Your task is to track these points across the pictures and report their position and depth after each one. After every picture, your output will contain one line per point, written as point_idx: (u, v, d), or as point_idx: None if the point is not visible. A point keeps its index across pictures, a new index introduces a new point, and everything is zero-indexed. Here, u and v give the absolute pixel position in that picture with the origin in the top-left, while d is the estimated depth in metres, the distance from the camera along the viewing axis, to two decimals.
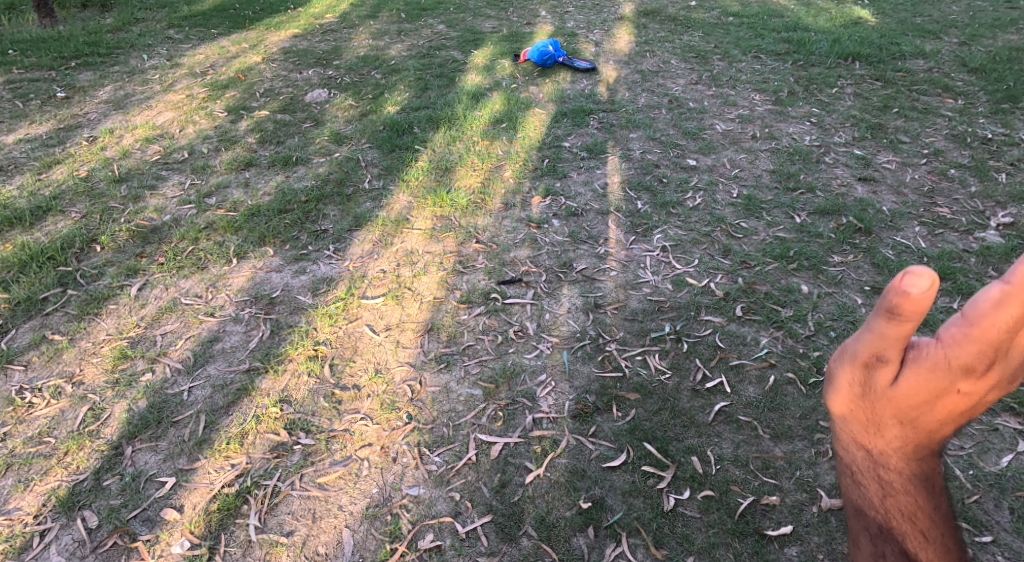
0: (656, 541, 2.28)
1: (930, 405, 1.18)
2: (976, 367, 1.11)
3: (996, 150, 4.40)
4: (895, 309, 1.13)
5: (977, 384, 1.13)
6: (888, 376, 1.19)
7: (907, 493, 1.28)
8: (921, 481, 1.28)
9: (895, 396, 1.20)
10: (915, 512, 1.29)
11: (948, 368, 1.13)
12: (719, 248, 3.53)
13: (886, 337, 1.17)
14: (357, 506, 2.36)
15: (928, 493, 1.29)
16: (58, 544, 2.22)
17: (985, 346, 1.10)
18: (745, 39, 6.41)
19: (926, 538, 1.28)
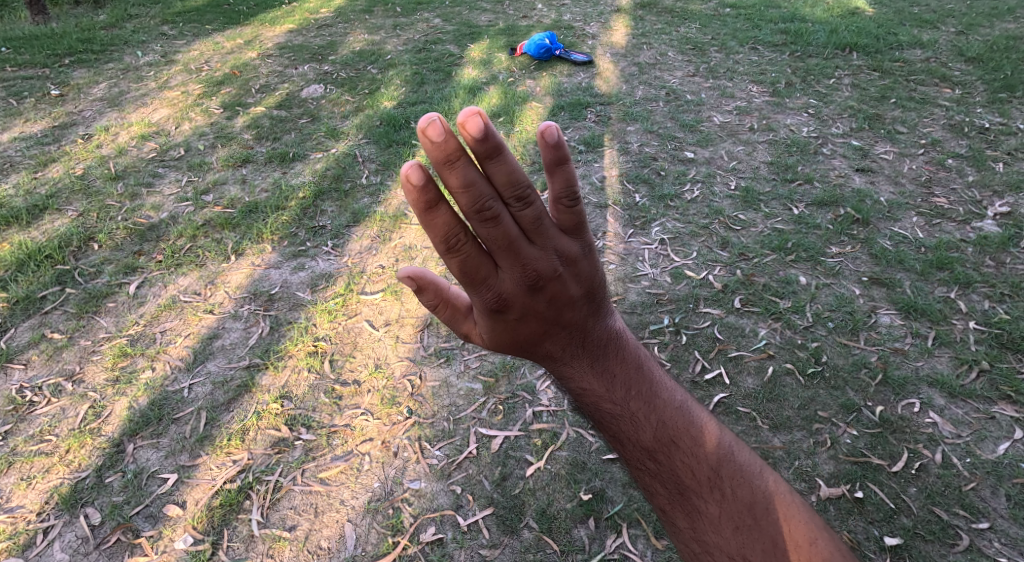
0: (656, 531, 2.30)
1: (520, 332, 1.42)
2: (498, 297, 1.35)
3: (993, 139, 4.41)
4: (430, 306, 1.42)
5: (517, 303, 1.36)
6: (479, 334, 1.45)
7: (597, 401, 1.48)
8: (603, 383, 1.47)
9: (498, 341, 1.45)
10: (618, 412, 1.47)
11: (489, 314, 1.37)
12: (717, 241, 3.53)
13: (449, 315, 1.45)
14: (358, 500, 2.38)
15: (618, 390, 1.48)
16: (62, 541, 2.23)
17: (483, 274, 1.33)
18: (742, 30, 6.39)
19: (637, 427, 1.46)
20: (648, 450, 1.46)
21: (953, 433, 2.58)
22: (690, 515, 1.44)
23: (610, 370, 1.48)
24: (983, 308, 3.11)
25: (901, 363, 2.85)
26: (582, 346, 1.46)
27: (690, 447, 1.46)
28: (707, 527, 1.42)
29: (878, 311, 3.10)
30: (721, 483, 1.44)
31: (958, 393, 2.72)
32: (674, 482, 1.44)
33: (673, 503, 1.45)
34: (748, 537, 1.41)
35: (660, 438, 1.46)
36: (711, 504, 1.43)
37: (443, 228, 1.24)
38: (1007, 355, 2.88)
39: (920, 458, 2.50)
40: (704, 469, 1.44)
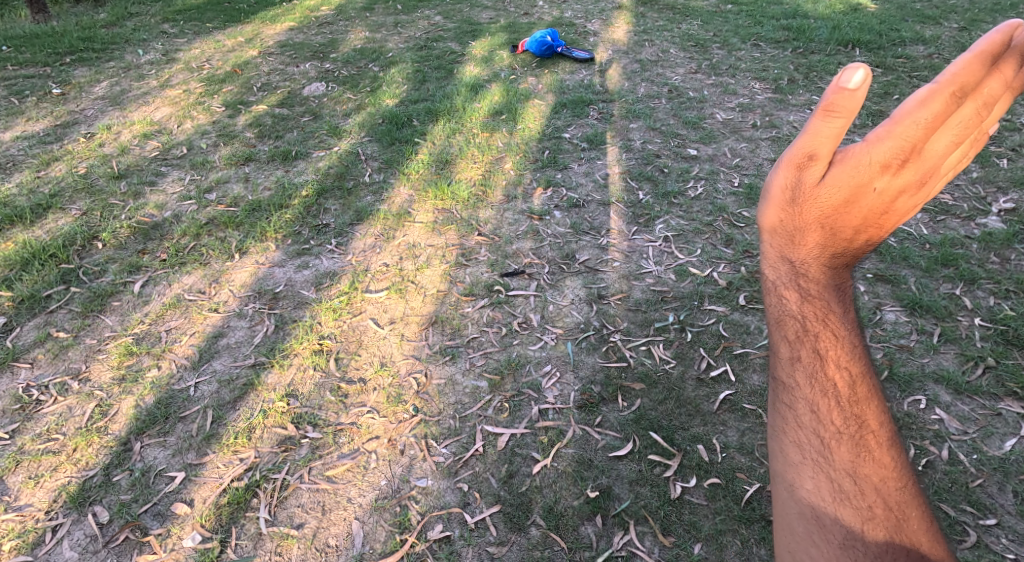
0: (662, 529, 2.30)
1: (859, 200, 1.27)
2: (901, 159, 1.24)
3: (996, 135, 4.40)
4: (832, 102, 1.20)
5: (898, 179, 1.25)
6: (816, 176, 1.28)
7: (829, 319, 1.33)
8: (841, 307, 1.35)
9: (823, 193, 1.28)
10: (837, 338, 1.34)
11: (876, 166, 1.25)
12: (721, 238, 3.53)
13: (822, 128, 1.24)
14: (366, 498, 2.38)
15: (846, 318, 1.35)
16: (71, 539, 2.24)
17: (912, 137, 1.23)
18: (744, 27, 6.38)
19: (848, 359, 1.34)
20: (850, 387, 1.35)
21: (960, 429, 2.58)
22: (856, 457, 1.35)
23: (846, 294, 1.36)
24: (988, 304, 3.11)
25: (906, 360, 2.85)
26: (840, 269, 1.35)
27: (876, 406, 1.38)
28: (867, 473, 1.35)
29: (883, 308, 3.10)
30: (891, 445, 1.39)
31: (964, 390, 2.72)
32: (857, 426, 1.35)
33: (846, 442, 1.35)
34: (897, 499, 1.37)
35: (863, 385, 1.36)
36: (879, 456, 1.36)
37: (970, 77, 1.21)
38: (1013, 351, 2.87)
39: (927, 455, 2.50)
40: (881, 425, 1.38)
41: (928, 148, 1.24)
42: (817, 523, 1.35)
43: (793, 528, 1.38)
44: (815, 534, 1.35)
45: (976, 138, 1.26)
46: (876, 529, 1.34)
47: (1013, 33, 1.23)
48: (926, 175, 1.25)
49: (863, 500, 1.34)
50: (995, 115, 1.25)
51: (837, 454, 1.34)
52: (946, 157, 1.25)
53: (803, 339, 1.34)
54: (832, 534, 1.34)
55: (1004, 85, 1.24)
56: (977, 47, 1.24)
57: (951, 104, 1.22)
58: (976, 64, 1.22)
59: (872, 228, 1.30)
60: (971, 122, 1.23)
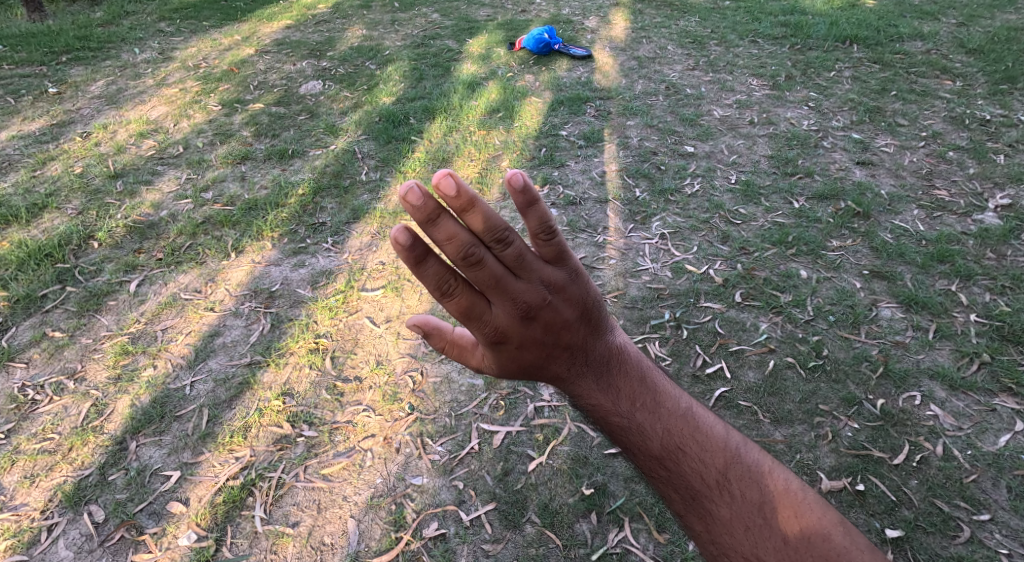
0: (657, 525, 2.31)
1: (522, 359, 1.42)
2: (493, 329, 1.36)
3: (994, 131, 4.40)
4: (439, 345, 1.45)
5: (513, 336, 1.37)
6: (489, 363, 1.47)
7: (607, 417, 1.46)
8: (609, 398, 1.45)
9: (506, 369, 1.47)
10: (626, 424, 1.44)
11: (491, 346, 1.39)
12: (717, 235, 3.53)
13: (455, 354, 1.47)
14: (361, 496, 2.38)
15: (625, 399, 1.45)
16: (66, 538, 2.24)
17: (475, 315, 1.34)
18: (742, 23, 6.37)
19: (644, 436, 1.43)
20: (655, 461, 1.42)
21: (955, 425, 2.58)
22: (703, 518, 1.39)
23: (611, 382, 1.46)
24: (984, 301, 3.11)
25: (902, 356, 2.85)
26: (586, 363, 1.45)
27: (699, 452, 1.42)
28: (722, 530, 1.38)
29: (879, 305, 3.10)
30: (733, 483, 1.40)
31: (959, 386, 2.72)
32: (686, 487, 1.40)
33: (687, 509, 1.41)
34: (765, 534, 1.36)
35: (664, 446, 1.42)
36: (722, 506, 1.38)
37: (436, 277, 1.28)
38: (1008, 347, 2.88)
39: (922, 451, 2.51)
40: (715, 470, 1.40)
41: (496, 303, 1.33)
42: None
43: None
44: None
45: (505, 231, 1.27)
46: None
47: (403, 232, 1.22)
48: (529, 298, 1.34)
49: (733, 553, 1.37)
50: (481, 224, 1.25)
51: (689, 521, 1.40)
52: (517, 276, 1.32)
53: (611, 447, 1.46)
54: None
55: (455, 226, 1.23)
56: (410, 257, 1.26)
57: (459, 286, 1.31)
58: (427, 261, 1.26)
59: (557, 332, 1.40)
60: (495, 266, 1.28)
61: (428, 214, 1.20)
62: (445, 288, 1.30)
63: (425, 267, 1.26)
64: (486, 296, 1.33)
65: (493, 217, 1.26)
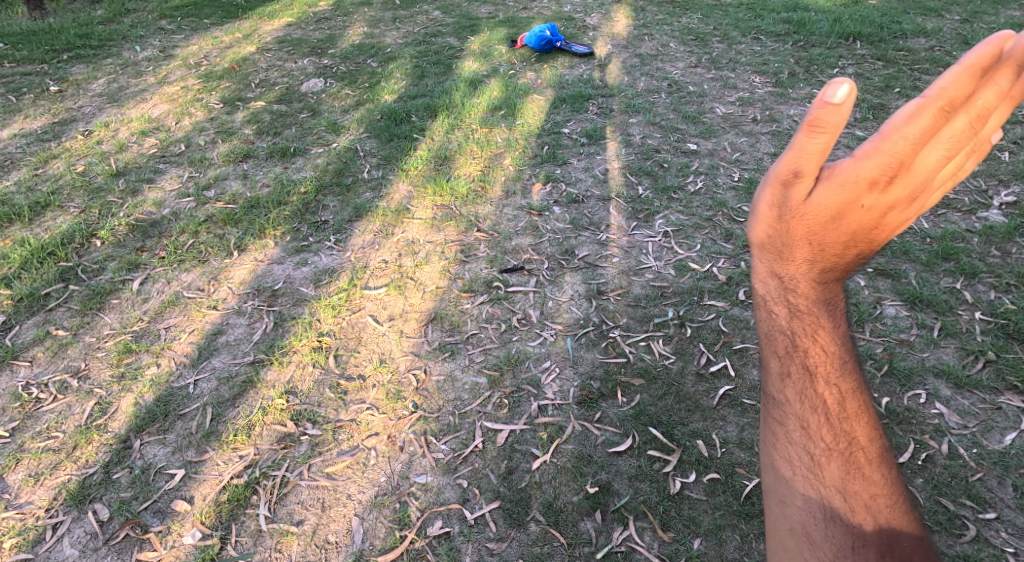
0: (662, 524, 2.30)
1: (842, 217, 1.26)
2: (888, 175, 1.21)
3: (998, 128, 4.38)
4: (816, 118, 1.18)
5: (881, 197, 1.23)
6: (806, 192, 1.26)
7: (821, 335, 1.35)
8: (833, 323, 1.36)
9: (807, 217, 1.28)
10: (829, 356, 1.35)
11: (861, 181, 1.23)
12: (721, 233, 3.52)
13: (801, 148, 1.24)
14: (365, 494, 2.38)
15: (837, 332, 1.37)
16: (70, 536, 2.24)
17: (899, 154, 1.20)
18: (744, 20, 6.35)
19: (839, 376, 1.36)
20: (842, 401, 1.37)
21: (960, 424, 2.57)
22: (843, 473, 1.37)
23: (836, 308, 1.38)
24: (989, 298, 3.10)
25: (906, 354, 2.84)
26: (829, 281, 1.34)
27: (868, 423, 1.40)
28: (859, 492, 1.37)
29: (883, 303, 3.09)
30: (882, 464, 1.41)
31: (964, 384, 2.72)
32: (845, 439, 1.37)
33: (838, 458, 1.37)
34: (889, 516, 1.39)
35: (854, 400, 1.39)
36: (867, 475, 1.39)
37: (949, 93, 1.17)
38: (1013, 345, 2.87)
39: (927, 449, 2.50)
40: (874, 444, 1.40)
41: (918, 162, 1.20)
42: (807, 538, 1.37)
43: (781, 549, 1.40)
44: (803, 553, 1.37)
45: (974, 150, 1.20)
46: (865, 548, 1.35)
47: (1007, 43, 1.16)
48: (918, 189, 1.21)
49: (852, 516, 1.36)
50: (995, 125, 1.18)
51: (831, 469, 1.37)
52: (939, 170, 1.20)
53: (793, 354, 1.35)
54: (822, 551, 1.36)
55: (1006, 92, 1.16)
56: (965, 59, 1.18)
57: (940, 118, 1.18)
58: (964, 78, 1.16)
59: (863, 241, 1.28)
60: (963, 136, 1.18)
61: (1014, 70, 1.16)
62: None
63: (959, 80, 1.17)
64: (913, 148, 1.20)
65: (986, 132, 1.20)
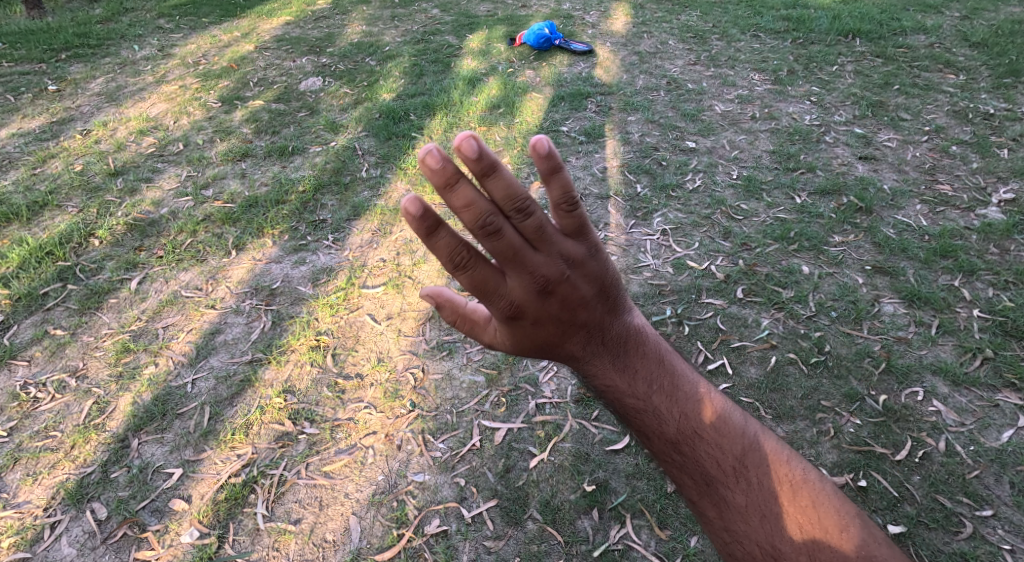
0: (659, 522, 2.30)
1: (538, 338, 1.36)
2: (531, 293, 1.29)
3: (997, 125, 4.37)
4: (451, 320, 1.37)
5: (530, 310, 1.31)
6: (501, 342, 1.39)
7: (620, 397, 1.42)
8: (624, 379, 1.41)
9: (519, 349, 1.40)
10: (640, 406, 1.40)
11: (505, 322, 1.33)
12: (719, 231, 3.52)
13: (466, 331, 1.40)
14: (363, 493, 2.38)
15: (638, 381, 1.41)
16: (69, 535, 2.25)
17: (490, 291, 1.29)
18: (743, 17, 6.33)
19: (660, 420, 1.39)
20: (671, 444, 1.39)
21: (957, 421, 2.58)
22: (718, 504, 1.37)
23: (630, 363, 1.42)
24: (987, 296, 3.10)
25: (904, 352, 2.84)
26: (601, 341, 1.39)
27: (716, 438, 1.38)
28: (736, 518, 1.36)
29: (881, 300, 3.09)
30: (752, 471, 1.37)
31: (962, 381, 2.72)
32: (700, 472, 1.38)
33: (700, 495, 1.38)
34: (783, 522, 1.34)
35: (683, 431, 1.39)
36: (738, 495, 1.36)
37: (451, 247, 1.21)
38: (1012, 342, 2.87)
39: (924, 447, 2.50)
40: (732, 457, 1.38)
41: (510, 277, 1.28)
42: None
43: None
44: None
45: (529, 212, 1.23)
46: None
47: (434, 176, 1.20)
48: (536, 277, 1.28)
49: (746, 546, 1.35)
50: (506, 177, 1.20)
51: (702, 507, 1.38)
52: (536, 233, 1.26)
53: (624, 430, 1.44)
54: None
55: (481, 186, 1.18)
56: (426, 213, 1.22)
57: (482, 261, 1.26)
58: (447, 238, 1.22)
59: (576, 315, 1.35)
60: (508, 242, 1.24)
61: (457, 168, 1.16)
62: (459, 260, 1.23)
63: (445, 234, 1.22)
64: (502, 269, 1.28)
65: (515, 185, 1.22)
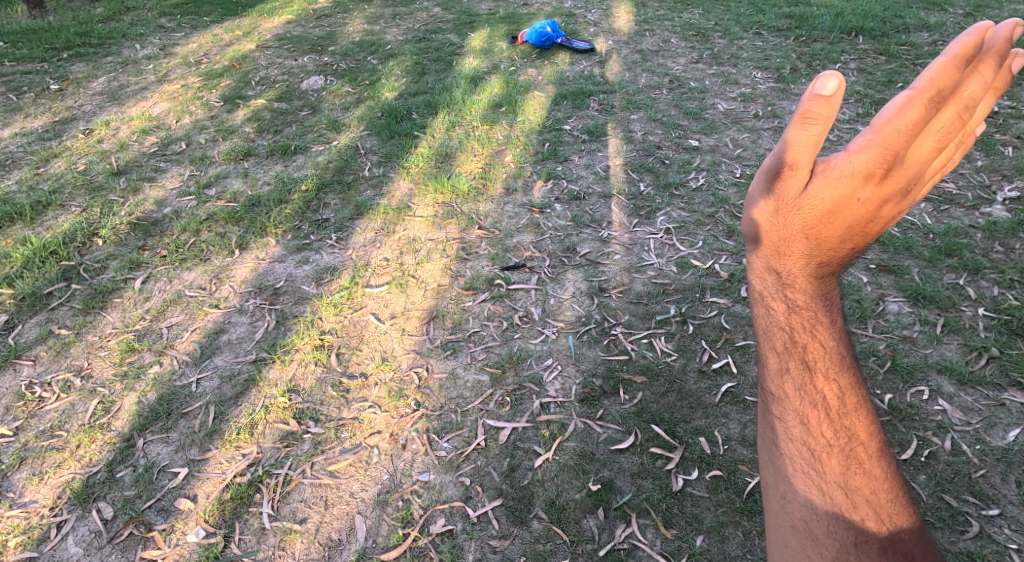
0: (664, 521, 2.30)
1: (840, 211, 1.24)
2: (885, 167, 1.20)
3: (1002, 123, 4.36)
4: (811, 110, 1.17)
5: (880, 189, 1.21)
6: (801, 185, 1.25)
7: (822, 329, 1.31)
8: (830, 317, 1.31)
9: (806, 207, 1.26)
10: (829, 351, 1.30)
11: (858, 174, 1.21)
12: (723, 230, 3.52)
13: (800, 141, 1.21)
14: (368, 492, 2.38)
15: (836, 326, 1.32)
16: (75, 535, 2.25)
17: (895, 146, 1.19)
18: (746, 15, 6.32)
19: (840, 371, 1.31)
20: (842, 395, 1.32)
21: (963, 421, 2.57)
22: (845, 468, 1.31)
23: (834, 304, 1.33)
24: (992, 295, 3.09)
25: (909, 351, 2.84)
26: (826, 273, 1.31)
27: (867, 412, 1.35)
28: (860, 488, 1.31)
29: (886, 299, 3.08)
30: (884, 457, 1.35)
31: (967, 380, 2.71)
32: (845, 434, 1.32)
33: (834, 453, 1.31)
34: (891, 512, 1.32)
35: (850, 392, 1.32)
36: (868, 467, 1.32)
37: (944, 84, 1.16)
38: (1017, 341, 2.86)
39: (930, 446, 2.49)
40: (874, 438, 1.35)
41: (911, 153, 1.20)
42: (808, 536, 1.30)
43: (783, 547, 1.33)
44: (806, 551, 1.29)
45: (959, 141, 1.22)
46: (868, 546, 1.29)
47: (987, 32, 1.16)
48: (911, 181, 1.21)
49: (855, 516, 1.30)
50: (981, 115, 1.19)
51: (829, 464, 1.31)
52: (933, 160, 1.20)
53: (792, 350, 1.30)
54: (826, 550, 1.29)
55: (989, 85, 1.17)
56: (949, 50, 1.18)
57: (929, 109, 1.17)
58: (949, 69, 1.16)
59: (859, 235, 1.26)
60: (952, 128, 1.18)
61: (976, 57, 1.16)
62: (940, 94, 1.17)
63: (955, 68, 1.16)
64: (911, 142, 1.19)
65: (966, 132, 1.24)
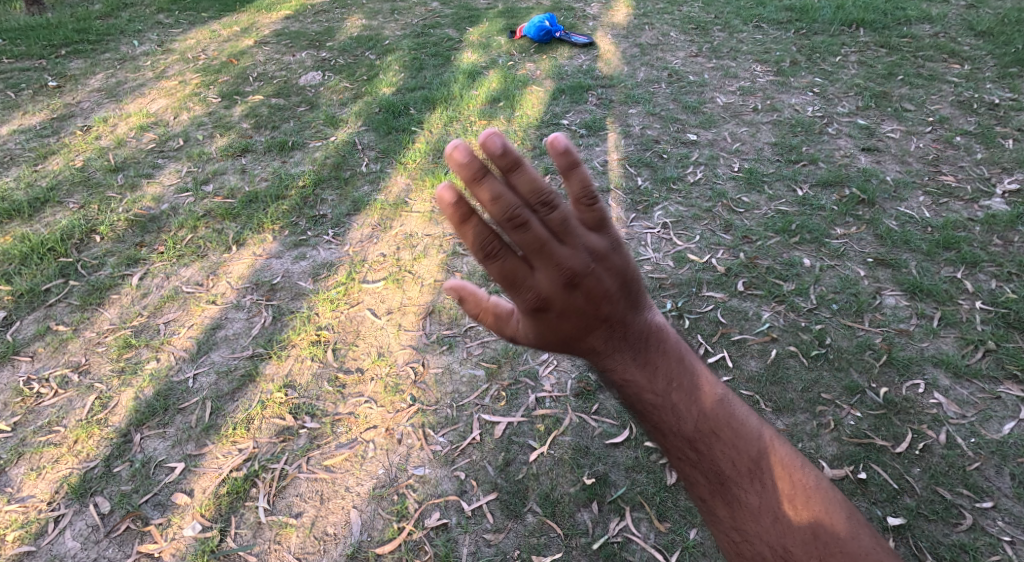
0: (658, 514, 2.31)
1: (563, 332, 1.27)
2: (538, 297, 1.21)
3: (1003, 115, 4.34)
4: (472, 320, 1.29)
5: (557, 302, 1.22)
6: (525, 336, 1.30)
7: (637, 393, 1.30)
8: (645, 374, 1.30)
9: (542, 342, 1.30)
10: (658, 402, 1.29)
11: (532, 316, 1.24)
12: (720, 224, 3.51)
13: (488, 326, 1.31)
14: (364, 487, 2.40)
15: (658, 376, 1.30)
16: (72, 529, 2.27)
17: (520, 281, 1.20)
18: (746, 8, 6.28)
19: (679, 417, 1.28)
20: (688, 444, 1.28)
21: (958, 414, 2.57)
22: (731, 505, 1.27)
23: (649, 355, 1.31)
24: (990, 288, 3.08)
25: (905, 344, 2.83)
26: (623, 335, 1.29)
27: (734, 436, 1.29)
28: (753, 523, 1.27)
29: (883, 292, 3.08)
30: (773, 471, 1.28)
31: (963, 373, 2.71)
32: (715, 472, 1.28)
33: (712, 494, 1.28)
34: (800, 527, 1.26)
35: (698, 430, 1.28)
36: (752, 495, 1.27)
37: (481, 236, 1.14)
38: (1014, 334, 2.85)
39: (925, 439, 2.49)
40: (746, 458, 1.28)
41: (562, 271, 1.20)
42: None
43: None
44: None
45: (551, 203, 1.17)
46: None
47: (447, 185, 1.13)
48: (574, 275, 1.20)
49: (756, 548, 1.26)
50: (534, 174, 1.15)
51: (715, 507, 1.29)
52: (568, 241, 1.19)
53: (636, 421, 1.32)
54: None
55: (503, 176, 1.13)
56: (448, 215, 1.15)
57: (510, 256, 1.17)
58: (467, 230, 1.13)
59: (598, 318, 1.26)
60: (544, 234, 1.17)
61: (479, 167, 1.10)
62: (489, 248, 1.16)
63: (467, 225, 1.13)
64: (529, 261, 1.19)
65: (539, 178, 1.16)
